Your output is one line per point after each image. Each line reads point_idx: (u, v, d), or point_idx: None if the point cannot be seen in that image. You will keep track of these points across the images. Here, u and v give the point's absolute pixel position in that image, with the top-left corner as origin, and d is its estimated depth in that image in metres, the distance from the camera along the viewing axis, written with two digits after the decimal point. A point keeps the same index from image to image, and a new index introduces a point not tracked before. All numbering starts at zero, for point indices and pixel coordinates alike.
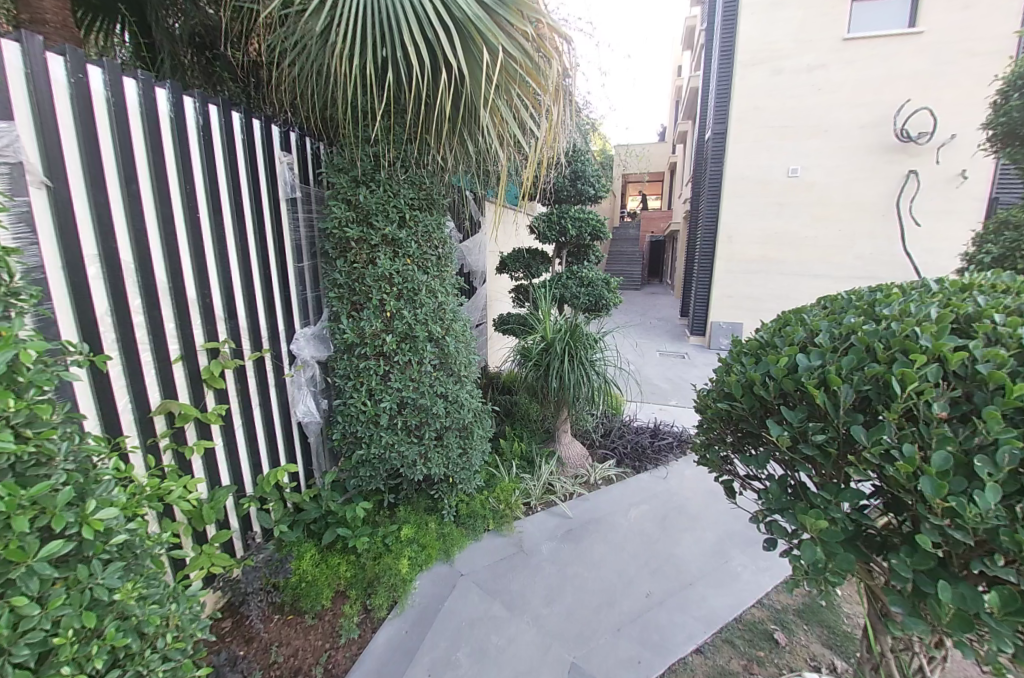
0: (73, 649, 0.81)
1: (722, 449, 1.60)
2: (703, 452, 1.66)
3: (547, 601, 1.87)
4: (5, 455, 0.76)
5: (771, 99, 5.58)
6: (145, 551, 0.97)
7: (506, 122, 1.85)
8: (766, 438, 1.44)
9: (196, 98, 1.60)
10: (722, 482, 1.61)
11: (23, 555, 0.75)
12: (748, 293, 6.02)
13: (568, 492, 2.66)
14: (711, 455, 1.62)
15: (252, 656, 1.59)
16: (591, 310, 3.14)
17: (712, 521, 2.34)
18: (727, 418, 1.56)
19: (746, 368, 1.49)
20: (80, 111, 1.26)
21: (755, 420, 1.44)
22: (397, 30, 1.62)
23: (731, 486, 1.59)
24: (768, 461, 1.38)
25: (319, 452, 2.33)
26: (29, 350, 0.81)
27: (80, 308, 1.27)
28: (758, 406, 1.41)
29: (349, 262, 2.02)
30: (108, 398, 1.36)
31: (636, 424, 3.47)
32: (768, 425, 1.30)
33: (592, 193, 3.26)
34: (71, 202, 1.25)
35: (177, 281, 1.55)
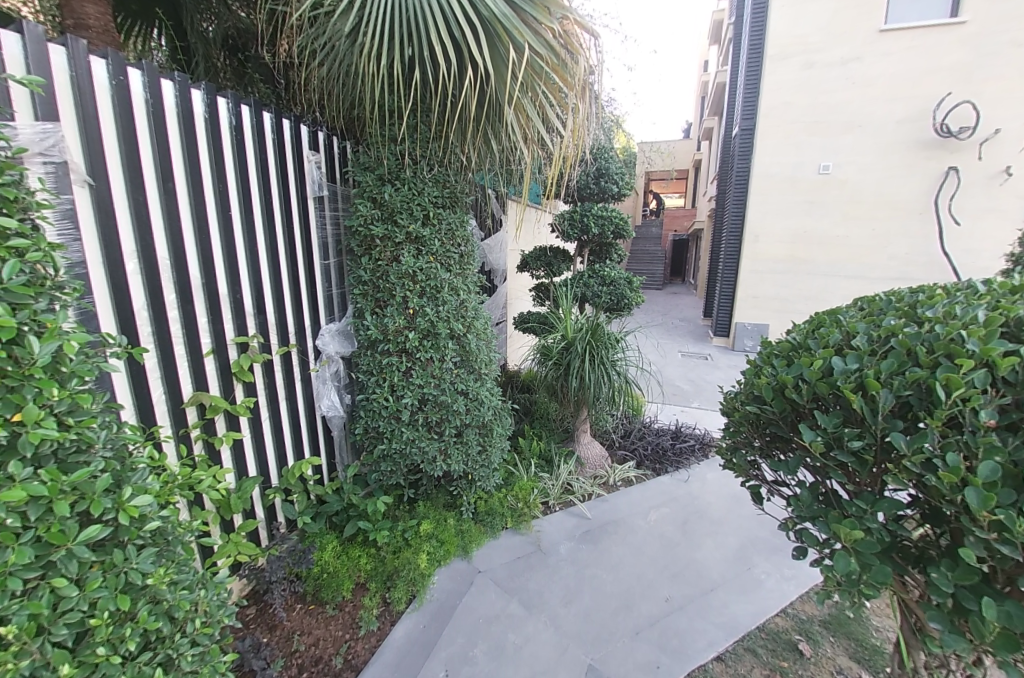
0: (108, 631, 0.84)
1: (750, 454, 1.57)
2: (728, 456, 1.63)
3: (565, 602, 1.86)
4: (48, 442, 0.79)
5: (802, 94, 5.41)
6: (176, 538, 1.01)
7: (531, 119, 1.84)
8: (796, 444, 1.40)
9: (229, 99, 1.64)
10: (749, 487, 1.57)
11: (63, 538, 0.78)
12: (776, 294, 5.86)
13: (586, 492, 2.63)
14: (738, 459, 1.58)
15: (275, 643, 1.63)
16: (613, 309, 3.10)
17: (735, 527, 2.29)
18: (755, 422, 1.52)
19: (776, 370, 1.45)
20: (121, 112, 1.31)
21: (785, 424, 1.40)
22: (424, 29, 1.62)
23: (759, 491, 1.55)
24: (798, 467, 1.35)
25: (341, 446, 2.37)
26: (72, 342, 0.84)
27: (119, 301, 1.32)
28: (789, 410, 1.37)
29: (374, 259, 2.04)
30: (143, 389, 1.41)
31: (656, 425, 3.43)
32: (800, 430, 1.26)
33: (616, 191, 3.23)
34: (112, 199, 1.30)
35: (209, 276, 1.60)
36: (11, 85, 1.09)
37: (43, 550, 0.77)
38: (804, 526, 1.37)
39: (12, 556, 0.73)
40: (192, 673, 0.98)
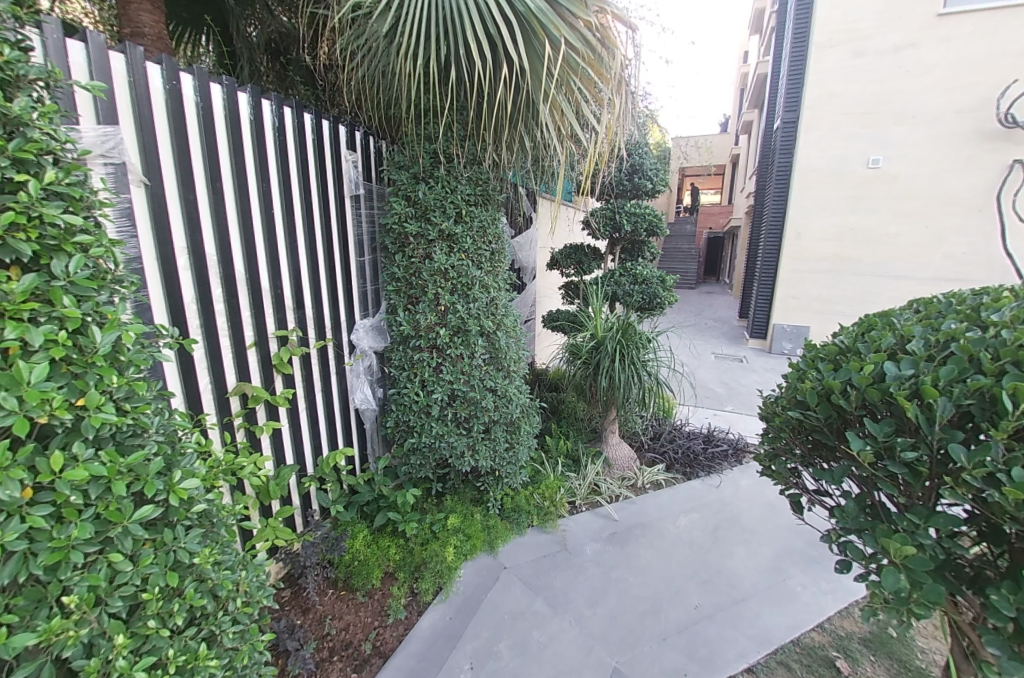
0: (158, 605, 0.89)
1: (791, 461, 1.51)
2: (768, 463, 1.58)
3: (590, 603, 1.85)
4: (108, 426, 0.83)
5: (851, 84, 5.15)
6: (220, 520, 1.06)
7: (566, 116, 1.83)
8: (841, 452, 1.34)
9: (272, 101, 1.70)
10: (788, 496, 1.53)
11: (120, 516, 0.83)
12: (818, 294, 5.63)
13: (614, 494, 2.61)
14: (778, 467, 1.53)
15: (308, 626, 1.69)
16: (645, 309, 3.05)
17: (769, 536, 2.22)
18: (796, 428, 1.47)
19: (822, 375, 1.38)
20: (174, 115, 1.37)
21: (830, 431, 1.34)
22: (460, 26, 1.63)
23: (799, 500, 1.50)
24: (843, 477, 1.29)
25: (373, 438, 2.42)
26: (130, 332, 0.89)
27: (170, 294, 1.39)
28: (835, 416, 1.31)
29: (407, 256, 2.07)
30: (192, 378, 1.48)
31: (688, 428, 3.36)
32: (848, 438, 1.21)
33: (650, 187, 3.17)
34: (165, 198, 1.36)
35: (253, 272, 1.66)
36: (76, 91, 1.16)
37: (102, 526, 0.82)
38: (848, 539, 1.31)
39: (76, 531, 0.78)
40: (233, 649, 1.03)
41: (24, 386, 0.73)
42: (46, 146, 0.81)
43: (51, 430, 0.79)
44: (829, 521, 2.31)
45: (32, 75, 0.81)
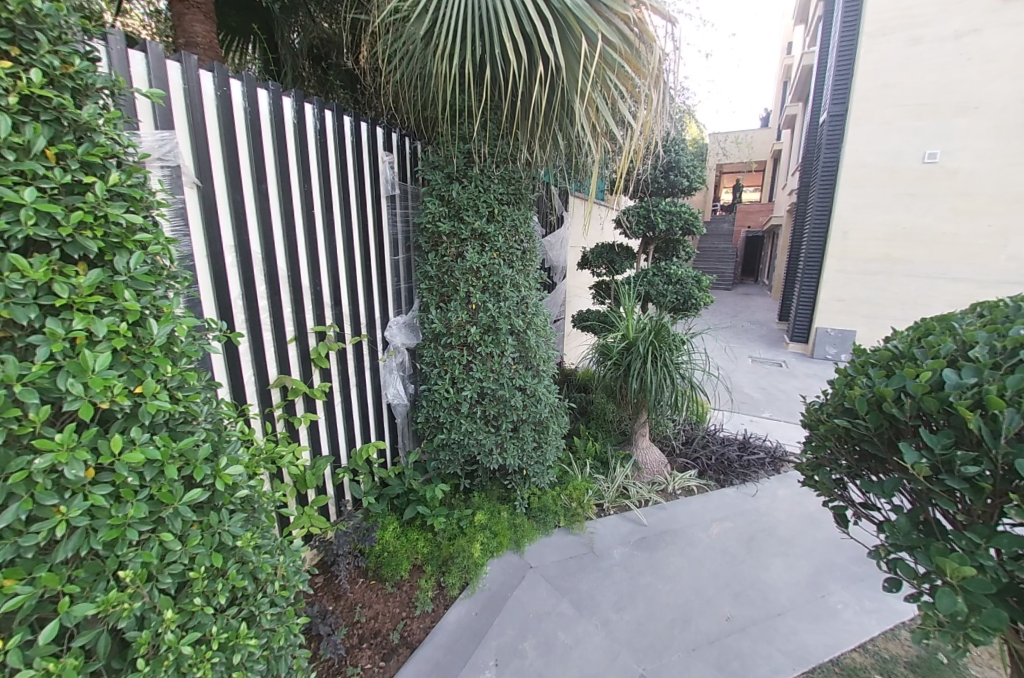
0: (203, 584, 0.93)
1: (835, 472, 1.45)
2: (810, 474, 1.52)
3: (617, 607, 1.83)
4: (161, 413, 0.89)
5: (905, 75, 4.86)
6: (260, 506, 1.11)
7: (601, 114, 1.81)
8: (893, 464, 1.28)
9: (314, 104, 1.76)
10: (832, 508, 1.47)
11: (171, 498, 0.88)
12: (865, 297, 5.36)
13: (643, 498, 2.57)
14: (822, 477, 1.47)
15: (339, 612, 1.74)
16: (678, 309, 2.98)
17: (807, 549, 2.13)
18: (842, 437, 1.41)
19: (872, 381, 1.31)
20: (224, 120, 1.44)
21: (880, 441, 1.28)
22: (496, 25, 1.63)
23: (844, 514, 1.44)
24: (895, 490, 1.23)
25: (403, 432, 2.47)
26: (183, 325, 0.94)
27: (219, 290, 1.46)
28: (886, 425, 1.25)
29: (440, 255, 2.10)
30: (237, 370, 1.55)
31: (722, 433, 3.26)
32: (901, 449, 1.14)
33: (686, 185, 3.09)
34: (215, 199, 1.43)
35: (294, 270, 1.72)
36: (137, 97, 1.23)
37: (156, 506, 0.87)
38: (898, 556, 1.25)
39: (131, 510, 0.82)
40: (271, 630, 1.08)
41: (88, 374, 0.78)
42: (111, 151, 0.86)
43: (112, 415, 0.84)
44: (876, 536, 2.19)
45: (99, 84, 0.86)
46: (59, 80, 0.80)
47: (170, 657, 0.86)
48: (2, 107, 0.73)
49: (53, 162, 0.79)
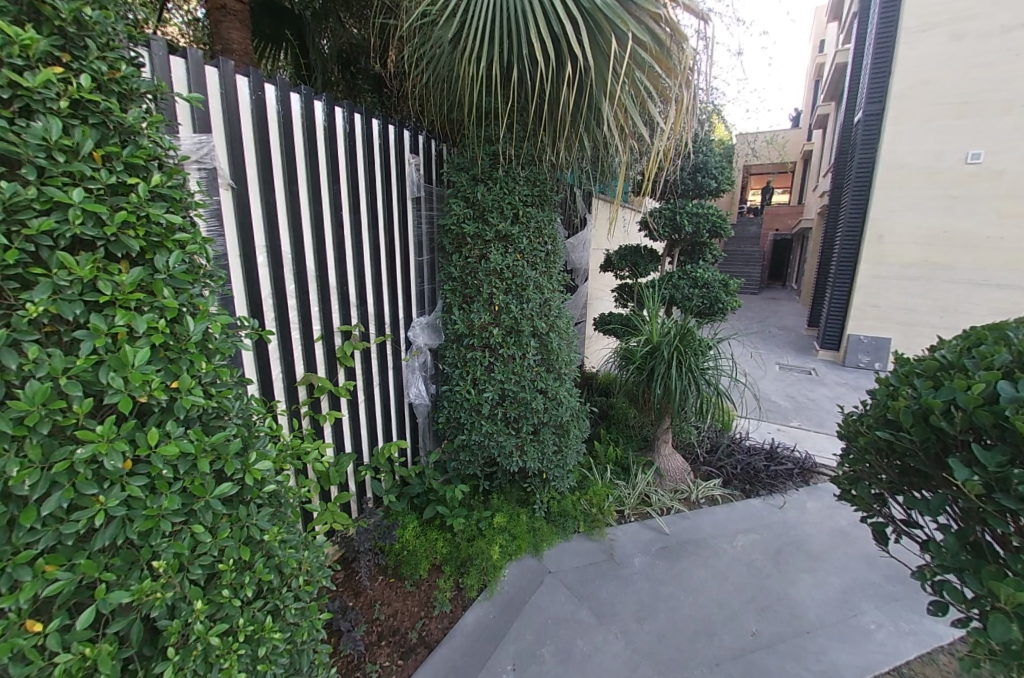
0: (231, 576, 0.96)
1: (875, 487, 1.41)
2: (849, 488, 1.47)
3: (638, 617, 1.79)
4: (196, 408, 0.91)
5: (948, 72, 4.66)
6: (287, 501, 1.13)
7: (630, 114, 1.78)
8: (939, 480, 1.22)
9: (344, 108, 1.79)
10: (872, 525, 1.42)
11: (203, 491, 0.90)
12: (901, 304, 5.15)
13: (665, 506, 2.52)
14: (860, 492, 1.43)
15: (359, 608, 1.76)
16: (704, 313, 2.92)
17: (838, 566, 2.05)
18: (884, 450, 1.35)
19: (919, 392, 1.26)
20: (259, 123, 1.48)
21: (926, 456, 1.23)
22: (525, 27, 1.63)
23: (884, 531, 1.39)
24: (943, 509, 1.18)
25: (424, 432, 2.48)
26: (217, 323, 0.96)
27: (250, 288, 1.49)
28: (932, 439, 1.20)
29: (464, 256, 2.11)
30: (266, 367, 1.58)
31: (748, 442, 3.18)
32: (950, 466, 1.09)
33: (714, 187, 3.04)
34: (249, 200, 1.47)
35: (322, 270, 1.76)
36: (177, 101, 1.26)
37: (188, 499, 0.89)
38: (945, 578, 1.21)
39: (166, 501, 0.85)
40: (295, 624, 1.10)
41: (128, 368, 0.80)
42: (153, 153, 0.89)
43: (149, 409, 0.87)
44: (918, 556, 2.08)
45: (143, 88, 0.89)
46: (106, 84, 0.83)
47: (199, 647, 0.88)
48: (53, 111, 0.77)
49: (100, 164, 0.82)
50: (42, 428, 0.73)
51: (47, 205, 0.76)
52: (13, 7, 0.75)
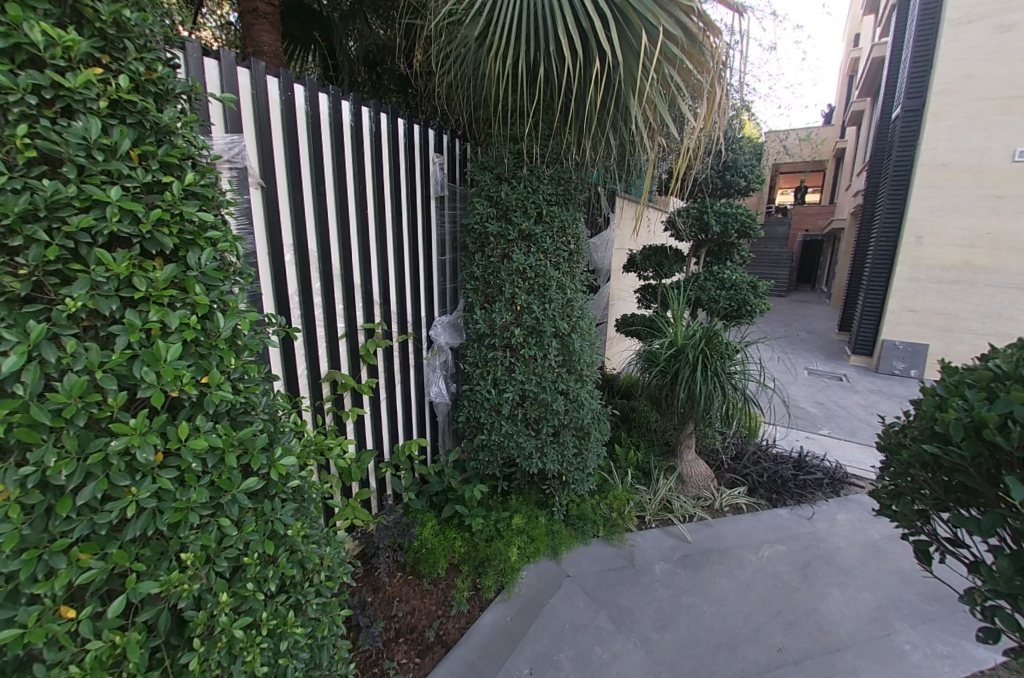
0: (256, 570, 0.97)
1: (919, 503, 1.34)
2: (891, 503, 1.41)
3: (658, 626, 1.76)
4: (224, 403, 0.93)
5: (995, 64, 4.42)
6: (309, 497, 1.15)
7: (659, 111, 1.74)
8: (992, 499, 1.16)
9: (370, 107, 1.81)
10: (916, 544, 1.35)
11: (230, 485, 0.91)
12: (940, 309, 4.93)
13: (687, 512, 2.46)
14: (902, 507, 1.37)
15: (378, 605, 1.77)
16: (731, 315, 2.84)
17: (870, 581, 1.97)
18: (931, 465, 1.29)
19: (970, 405, 1.19)
20: (289, 123, 1.50)
21: (977, 472, 1.16)
22: (552, 24, 1.61)
23: (929, 550, 1.33)
24: (996, 530, 1.12)
25: (444, 431, 2.49)
26: (245, 320, 0.98)
27: (278, 285, 1.52)
28: (985, 455, 1.13)
29: (487, 255, 2.10)
30: (292, 363, 1.60)
31: (775, 449, 3.08)
32: (1006, 484, 1.03)
33: (743, 186, 2.97)
34: (278, 198, 1.49)
35: (346, 268, 1.78)
36: (211, 102, 1.29)
37: (216, 492, 0.91)
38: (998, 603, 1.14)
39: (194, 494, 0.86)
40: (316, 619, 1.11)
41: (161, 363, 0.82)
42: (187, 152, 0.91)
43: (180, 403, 0.89)
44: (963, 578, 1.97)
45: (178, 89, 0.91)
46: (144, 85, 0.85)
47: (223, 639, 0.89)
48: (93, 111, 0.79)
49: (137, 162, 0.84)
50: (78, 420, 0.75)
51: (86, 203, 0.78)
52: (56, 10, 0.77)
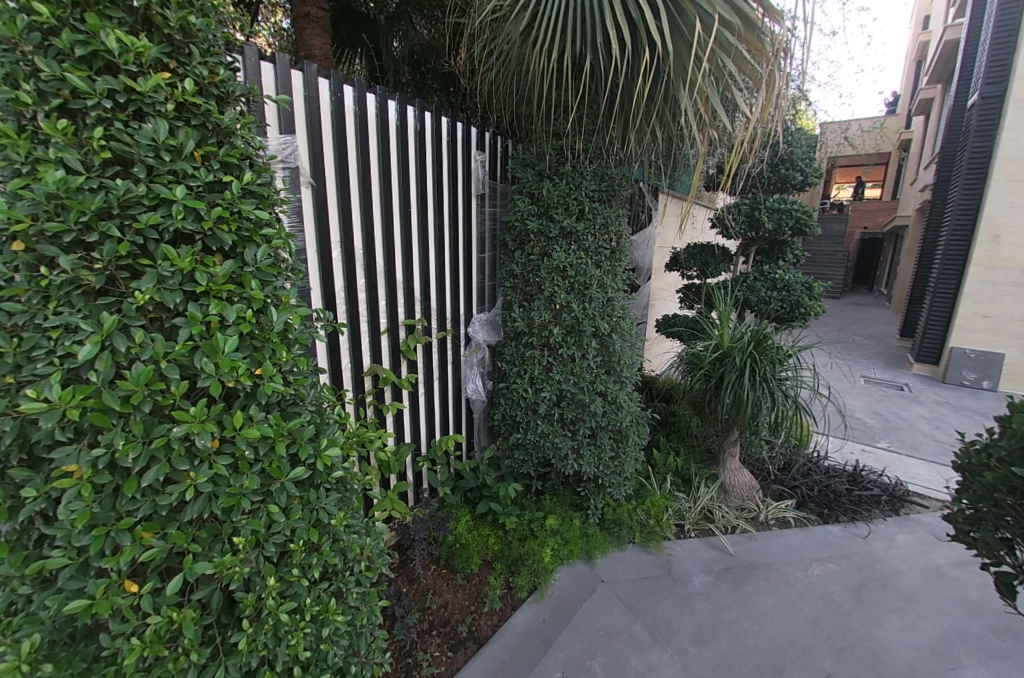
0: (301, 557, 1.00)
1: (1003, 530, 1.24)
2: (970, 529, 1.31)
3: (696, 640, 1.70)
4: (276, 394, 0.96)
5: None
6: (351, 488, 1.17)
7: (711, 103, 1.66)
8: None
9: (415, 106, 1.83)
10: (997, 575, 1.25)
11: (279, 473, 0.95)
12: (1018, 316, 4.53)
13: (728, 523, 2.37)
14: (984, 535, 1.26)
15: (412, 596, 1.81)
16: (783, 318, 2.71)
17: (932, 609, 1.83)
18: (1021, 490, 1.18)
19: None
20: (338, 123, 1.54)
21: None
22: (600, 16, 1.57)
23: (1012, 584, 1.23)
24: None
25: (479, 427, 2.50)
26: (296, 315, 1.01)
27: (326, 281, 1.56)
28: None
29: (526, 253, 2.09)
30: (337, 357, 1.65)
31: (827, 462, 2.91)
32: None
33: (798, 181, 2.81)
34: (327, 197, 1.54)
35: (389, 264, 1.81)
36: (267, 103, 1.34)
37: (266, 480, 0.94)
38: None
39: (246, 481, 0.89)
40: (356, 607, 1.14)
41: (219, 355, 0.86)
42: (245, 152, 0.95)
43: (235, 393, 0.93)
44: None
45: (238, 91, 0.95)
46: (207, 88, 0.89)
47: (270, 622, 0.93)
48: (161, 113, 0.83)
49: (200, 162, 0.88)
50: (144, 406, 0.79)
51: (154, 202, 0.82)
52: (129, 19, 0.81)
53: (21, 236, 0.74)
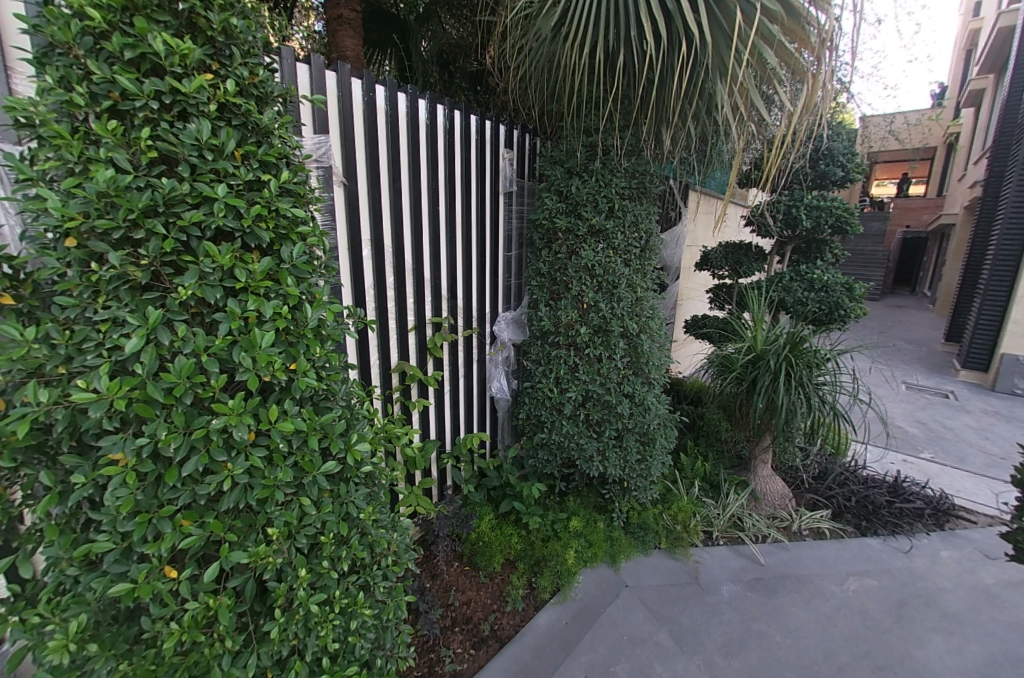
0: (331, 550, 1.01)
1: None
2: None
3: (724, 652, 1.65)
4: (309, 388, 0.97)
5: None
6: (379, 483, 1.19)
7: (750, 97, 1.60)
8: None
9: (445, 104, 1.84)
10: None
11: (311, 467, 0.96)
12: None
13: (759, 532, 2.29)
14: None
15: (435, 592, 1.82)
16: (821, 320, 2.61)
17: (980, 631, 1.73)
18: None
19: None
20: (370, 121, 1.56)
21: None
22: (634, 9, 1.54)
23: None
24: None
25: (503, 426, 2.50)
26: (329, 312, 1.03)
27: (356, 278, 1.59)
28: None
29: (554, 251, 2.07)
30: (366, 354, 1.67)
31: (865, 471, 2.79)
32: None
33: (839, 178, 2.70)
34: (358, 195, 1.56)
35: (418, 262, 1.82)
36: (302, 103, 1.36)
37: (299, 473, 0.96)
38: None
39: (280, 474, 0.91)
40: (382, 601, 1.15)
41: (257, 349, 0.87)
42: (283, 152, 0.96)
43: (270, 387, 0.95)
44: None
45: (276, 92, 0.97)
46: (247, 88, 0.91)
47: (301, 612, 0.94)
48: (204, 114, 0.85)
49: (240, 162, 0.90)
50: (186, 398, 0.82)
51: (197, 200, 0.84)
52: (175, 22, 0.84)
53: (74, 233, 0.78)
